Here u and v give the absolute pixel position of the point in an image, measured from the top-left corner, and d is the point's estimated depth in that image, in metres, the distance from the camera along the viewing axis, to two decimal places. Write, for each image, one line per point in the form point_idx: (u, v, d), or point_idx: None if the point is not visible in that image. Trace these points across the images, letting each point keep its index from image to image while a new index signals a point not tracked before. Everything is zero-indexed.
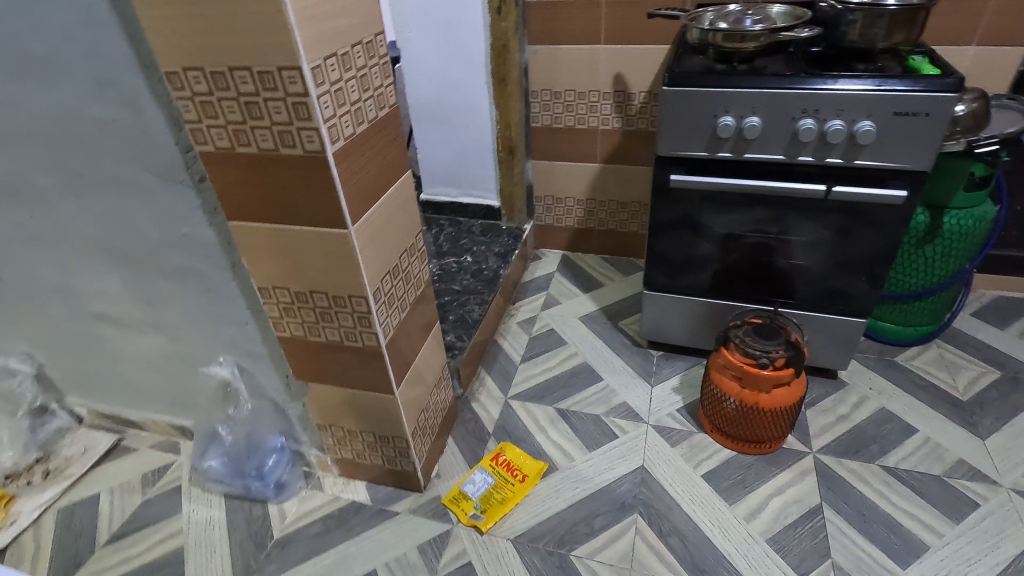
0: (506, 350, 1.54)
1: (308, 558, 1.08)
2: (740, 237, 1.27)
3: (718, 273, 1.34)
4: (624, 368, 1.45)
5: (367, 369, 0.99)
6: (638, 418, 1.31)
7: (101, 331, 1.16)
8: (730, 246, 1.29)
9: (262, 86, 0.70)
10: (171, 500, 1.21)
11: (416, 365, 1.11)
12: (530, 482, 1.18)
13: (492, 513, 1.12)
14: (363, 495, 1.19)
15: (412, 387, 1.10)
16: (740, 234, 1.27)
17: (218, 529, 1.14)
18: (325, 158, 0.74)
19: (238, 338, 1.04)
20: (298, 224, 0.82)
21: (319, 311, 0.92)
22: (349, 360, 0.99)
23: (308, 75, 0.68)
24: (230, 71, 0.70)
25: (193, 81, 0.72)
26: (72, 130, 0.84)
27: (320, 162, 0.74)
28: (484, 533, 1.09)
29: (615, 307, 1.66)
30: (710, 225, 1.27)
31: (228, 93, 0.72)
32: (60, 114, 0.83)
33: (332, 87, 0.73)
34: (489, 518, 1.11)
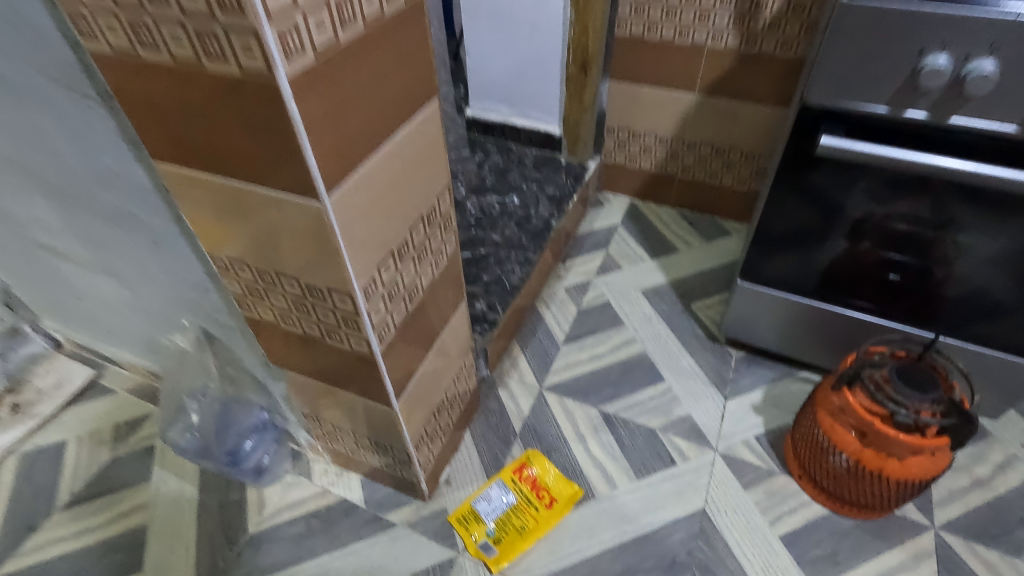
0: (547, 323, 1.26)
1: (282, 567, 0.91)
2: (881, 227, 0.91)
3: (840, 268, 0.99)
4: (691, 368, 1.16)
5: (359, 373, 0.74)
6: (704, 442, 1.03)
7: (52, 264, 0.93)
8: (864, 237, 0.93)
9: None
10: (142, 464, 1.05)
11: (429, 364, 0.85)
12: (561, 511, 0.95)
13: (508, 547, 0.90)
14: (355, 494, 0.99)
15: (421, 390, 0.84)
16: (882, 221, 0.91)
17: (187, 510, 0.98)
18: (276, 86, 0.43)
19: (203, 305, 0.80)
20: (250, 183, 0.53)
21: (291, 299, 0.66)
22: (335, 359, 0.73)
23: None
24: None
25: None
26: None
27: (270, 91, 0.44)
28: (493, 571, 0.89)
29: (688, 284, 1.34)
30: (849, 208, 0.90)
31: None
32: None
33: None
34: (502, 555, 0.90)
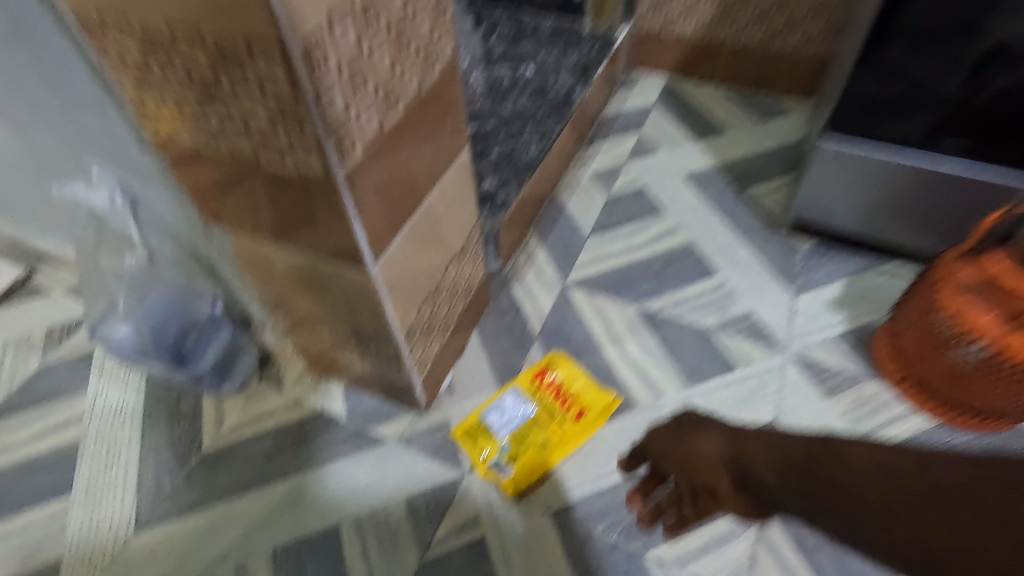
0: (570, 212, 1.03)
1: (245, 491, 0.73)
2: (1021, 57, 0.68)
3: (960, 119, 0.76)
4: (750, 261, 0.94)
5: (315, 219, 0.52)
6: (771, 344, 0.83)
7: None
8: (991, 77, 0.71)
9: None
10: (77, 373, 0.85)
11: (424, 231, 0.63)
12: (593, 424, 0.75)
13: (527, 466, 0.71)
14: (336, 406, 0.80)
15: (410, 263, 0.62)
16: None
17: (129, 425, 0.79)
18: None
19: (107, 139, 0.58)
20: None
21: (201, 84, 0.44)
22: (280, 197, 0.51)
23: None
24: None
25: None
26: None
27: None
28: (509, 495, 0.70)
29: (741, 167, 1.10)
30: (994, 24, 0.67)
31: None
32: None
33: None
34: (520, 475, 0.71)
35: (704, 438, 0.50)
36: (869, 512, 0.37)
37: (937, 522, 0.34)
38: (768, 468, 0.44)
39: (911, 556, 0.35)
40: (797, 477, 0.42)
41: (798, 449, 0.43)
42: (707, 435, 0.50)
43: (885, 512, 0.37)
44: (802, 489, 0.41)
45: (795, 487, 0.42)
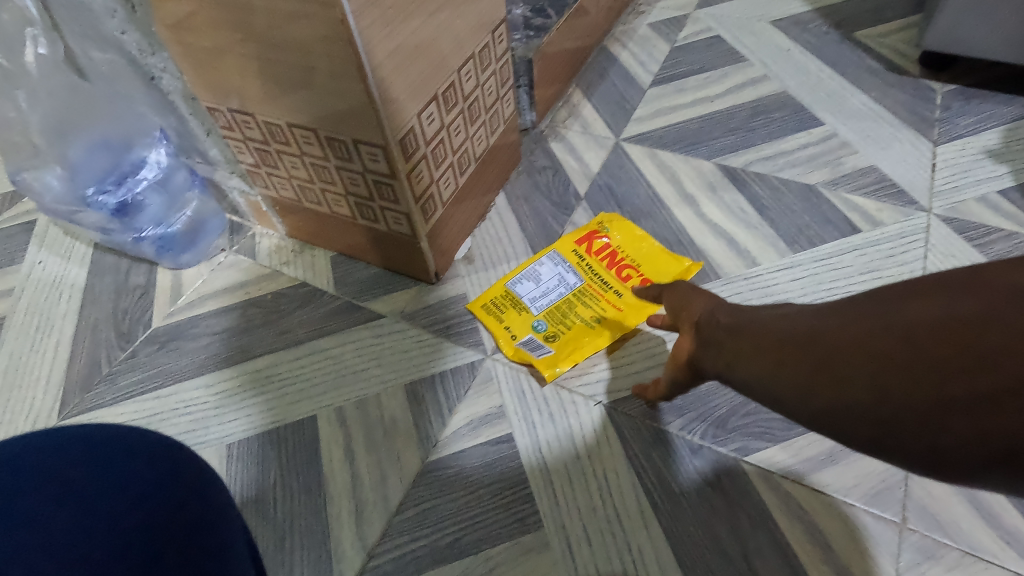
0: (624, 62, 0.82)
1: (199, 373, 0.55)
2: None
3: None
4: (868, 108, 0.71)
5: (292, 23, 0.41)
6: (906, 202, 0.60)
7: None
8: None
9: None
10: (14, 243, 0.70)
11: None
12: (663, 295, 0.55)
13: (571, 348, 0.52)
14: (322, 276, 0.62)
15: (408, 27, 0.44)
16: None
17: (68, 299, 0.63)
18: None
19: None
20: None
21: None
22: None
23: None
24: None
25: None
26: None
27: None
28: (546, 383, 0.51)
29: (847, 9, 0.85)
30: None
31: None
32: None
33: None
34: (561, 357, 0.52)
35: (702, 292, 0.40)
36: (770, 331, 0.28)
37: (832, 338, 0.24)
38: (725, 311, 0.35)
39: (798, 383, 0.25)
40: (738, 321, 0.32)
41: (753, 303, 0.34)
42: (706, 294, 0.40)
43: (780, 334, 0.27)
44: (730, 326, 0.32)
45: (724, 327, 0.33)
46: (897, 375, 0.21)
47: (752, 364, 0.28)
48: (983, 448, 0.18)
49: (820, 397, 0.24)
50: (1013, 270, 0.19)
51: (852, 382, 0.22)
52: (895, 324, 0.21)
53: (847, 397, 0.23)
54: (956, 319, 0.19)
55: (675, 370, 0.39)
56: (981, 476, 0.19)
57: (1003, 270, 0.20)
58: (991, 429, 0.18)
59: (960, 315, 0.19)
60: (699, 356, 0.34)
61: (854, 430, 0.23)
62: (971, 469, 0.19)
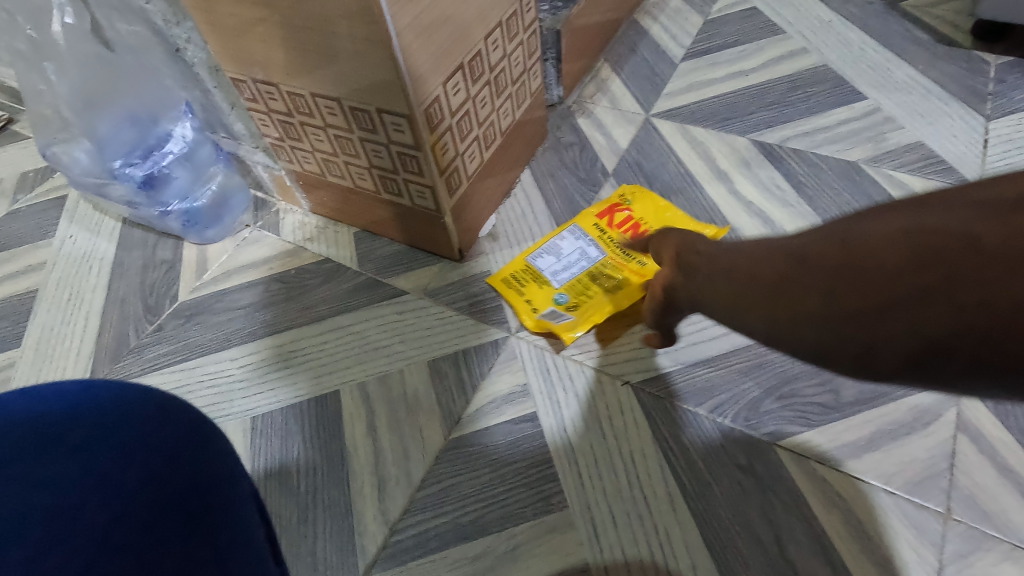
0: (654, 35, 0.79)
1: (224, 346, 0.56)
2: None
3: None
4: (914, 82, 0.67)
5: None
6: (955, 180, 0.57)
7: None
8: None
9: None
10: (46, 219, 0.71)
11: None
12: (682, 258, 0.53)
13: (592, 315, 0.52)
14: (346, 252, 0.61)
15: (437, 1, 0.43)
16: None
17: (96, 273, 0.64)
18: None
19: None
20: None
21: None
22: None
23: None
24: None
25: None
26: None
27: None
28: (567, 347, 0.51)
29: None
30: None
31: None
32: None
33: None
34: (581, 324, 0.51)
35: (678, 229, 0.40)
36: (741, 254, 0.30)
37: (796, 255, 0.26)
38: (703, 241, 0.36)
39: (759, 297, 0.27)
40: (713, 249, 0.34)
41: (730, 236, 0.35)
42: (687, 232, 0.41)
43: (750, 257, 0.29)
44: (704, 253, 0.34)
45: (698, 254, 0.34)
46: (848, 282, 0.22)
47: (719, 285, 0.30)
48: (917, 342, 0.20)
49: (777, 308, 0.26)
50: (979, 190, 0.21)
51: (813, 290, 0.24)
52: (852, 238, 0.23)
53: (807, 303, 0.24)
54: (917, 230, 0.21)
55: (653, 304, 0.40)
56: (909, 371, 0.21)
57: (976, 192, 0.21)
58: (927, 323, 0.20)
59: (911, 227, 0.21)
60: (676, 283, 0.36)
61: (804, 334, 0.24)
62: (902, 363, 0.21)
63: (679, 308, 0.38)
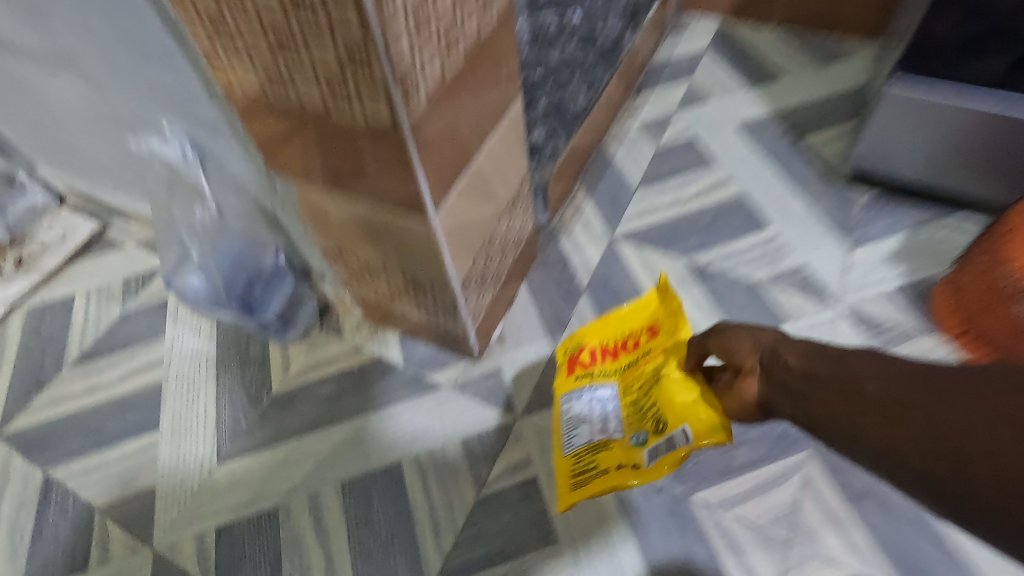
0: (617, 163, 1.02)
1: (313, 430, 0.78)
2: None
3: None
4: (806, 213, 0.92)
5: (367, 146, 0.51)
6: (823, 299, 0.82)
7: (14, 72, 0.75)
8: None
9: None
10: (155, 320, 0.92)
11: (462, 84, 0.53)
12: (657, 322, 0.65)
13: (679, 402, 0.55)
14: (393, 353, 0.84)
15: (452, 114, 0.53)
16: None
17: (205, 367, 0.85)
18: None
19: (175, 91, 0.60)
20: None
21: (273, 39, 0.45)
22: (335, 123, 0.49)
23: None
24: None
25: None
26: None
27: None
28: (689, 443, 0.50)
29: (798, 115, 1.05)
30: None
31: None
32: None
33: None
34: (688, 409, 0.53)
35: (749, 337, 0.50)
36: (856, 387, 0.37)
37: (917, 410, 0.32)
38: (793, 352, 0.44)
39: (882, 440, 0.33)
40: (814, 364, 0.42)
41: (830, 350, 0.42)
42: (768, 333, 0.50)
43: (865, 395, 0.36)
44: (807, 375, 0.41)
45: (801, 375, 0.42)
46: (970, 445, 0.29)
47: (836, 407, 0.37)
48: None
49: (899, 455, 0.32)
50: None
51: (938, 450, 0.30)
52: (974, 400, 0.29)
53: (929, 459, 0.30)
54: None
55: (740, 412, 0.49)
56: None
57: None
58: None
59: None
60: (772, 399, 0.44)
61: (933, 485, 0.30)
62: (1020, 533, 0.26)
63: (769, 415, 0.46)
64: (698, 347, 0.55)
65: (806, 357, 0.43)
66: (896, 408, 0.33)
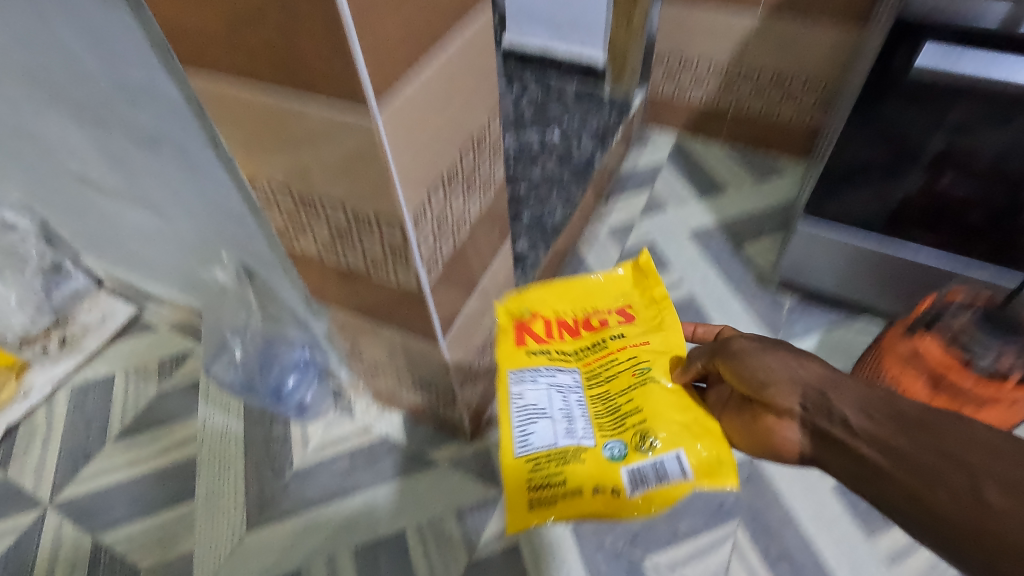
0: (589, 265, 1.21)
1: (330, 501, 0.92)
2: (964, 163, 0.81)
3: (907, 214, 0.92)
4: (742, 314, 1.11)
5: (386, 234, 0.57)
6: None
7: (91, 199, 0.91)
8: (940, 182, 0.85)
9: None
10: (188, 399, 1.06)
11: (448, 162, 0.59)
12: None
13: (667, 412, 0.60)
14: (398, 433, 0.99)
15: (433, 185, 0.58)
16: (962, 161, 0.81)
17: (234, 444, 0.99)
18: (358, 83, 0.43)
19: (238, 236, 0.76)
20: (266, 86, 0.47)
21: (334, 229, 0.61)
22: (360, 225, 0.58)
23: None
24: None
25: None
26: None
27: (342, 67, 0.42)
28: (689, 478, 0.56)
29: (739, 226, 1.26)
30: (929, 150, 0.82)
31: None
32: None
33: None
34: (684, 432, 0.58)
35: (790, 376, 0.54)
36: (940, 477, 0.44)
37: (1007, 526, 0.40)
38: (853, 406, 0.51)
39: (973, 540, 0.42)
40: (900, 425, 0.48)
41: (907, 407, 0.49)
42: (786, 369, 0.55)
43: (953, 492, 0.43)
44: (884, 443, 0.48)
45: (875, 439, 0.49)
46: None
47: (922, 490, 0.45)
48: None
49: (981, 554, 0.42)
50: None
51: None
52: None
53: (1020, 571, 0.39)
54: None
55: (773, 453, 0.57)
56: None
57: None
58: None
59: None
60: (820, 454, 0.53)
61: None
62: None
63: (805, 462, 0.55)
64: (703, 364, 0.61)
65: (885, 416, 0.49)
66: (986, 518, 0.41)
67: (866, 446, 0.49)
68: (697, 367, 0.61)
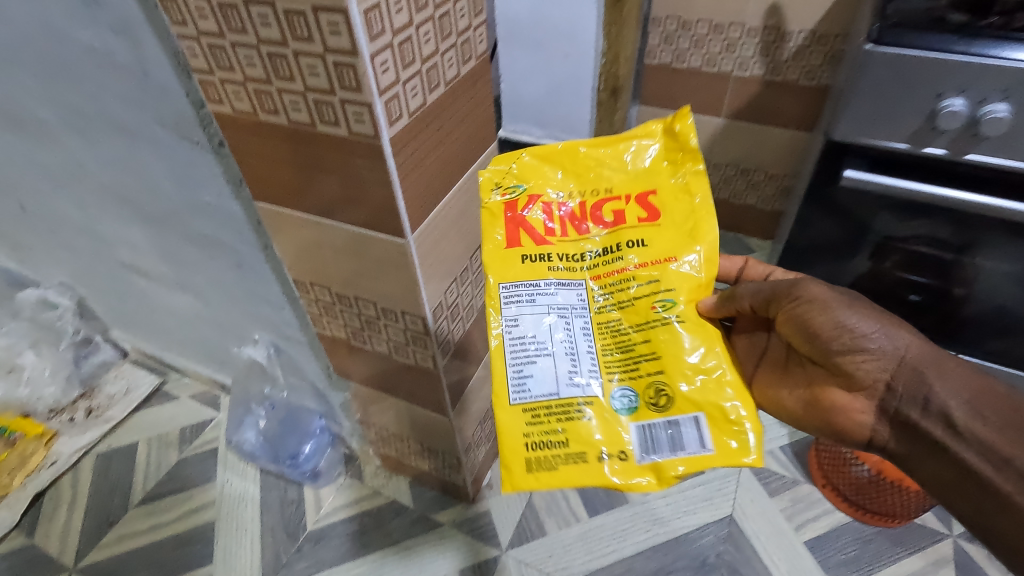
0: None
1: (341, 561, 0.99)
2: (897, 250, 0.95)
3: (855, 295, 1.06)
4: None
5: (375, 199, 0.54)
6: None
7: (135, 283, 1.02)
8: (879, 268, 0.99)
9: (307, 71, 0.47)
10: (207, 465, 1.13)
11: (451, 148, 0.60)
12: None
13: (688, 357, 0.52)
14: (404, 496, 1.07)
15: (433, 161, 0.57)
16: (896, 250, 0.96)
17: (250, 507, 1.06)
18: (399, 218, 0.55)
19: (273, 319, 0.87)
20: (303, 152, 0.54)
21: (364, 320, 0.73)
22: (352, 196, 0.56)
23: (370, 66, 0.44)
24: (294, 55, 0.47)
25: (245, 61, 0.49)
26: (87, 93, 0.65)
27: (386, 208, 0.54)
28: (708, 451, 0.49)
29: None
30: (867, 243, 0.96)
31: (291, 84, 0.49)
32: (69, 70, 0.63)
33: (423, 65, 0.50)
34: (704, 392, 0.51)
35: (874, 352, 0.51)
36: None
37: None
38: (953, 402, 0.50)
39: None
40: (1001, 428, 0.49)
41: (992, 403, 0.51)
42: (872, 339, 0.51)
43: None
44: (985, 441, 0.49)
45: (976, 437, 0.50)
46: None
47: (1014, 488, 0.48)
48: None
49: None
50: None
51: None
52: None
53: None
54: None
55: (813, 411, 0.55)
56: None
57: None
58: None
59: None
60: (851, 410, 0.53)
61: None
62: None
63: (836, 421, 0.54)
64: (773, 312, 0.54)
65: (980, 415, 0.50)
66: None
67: (970, 450, 0.50)
68: (745, 305, 0.54)
